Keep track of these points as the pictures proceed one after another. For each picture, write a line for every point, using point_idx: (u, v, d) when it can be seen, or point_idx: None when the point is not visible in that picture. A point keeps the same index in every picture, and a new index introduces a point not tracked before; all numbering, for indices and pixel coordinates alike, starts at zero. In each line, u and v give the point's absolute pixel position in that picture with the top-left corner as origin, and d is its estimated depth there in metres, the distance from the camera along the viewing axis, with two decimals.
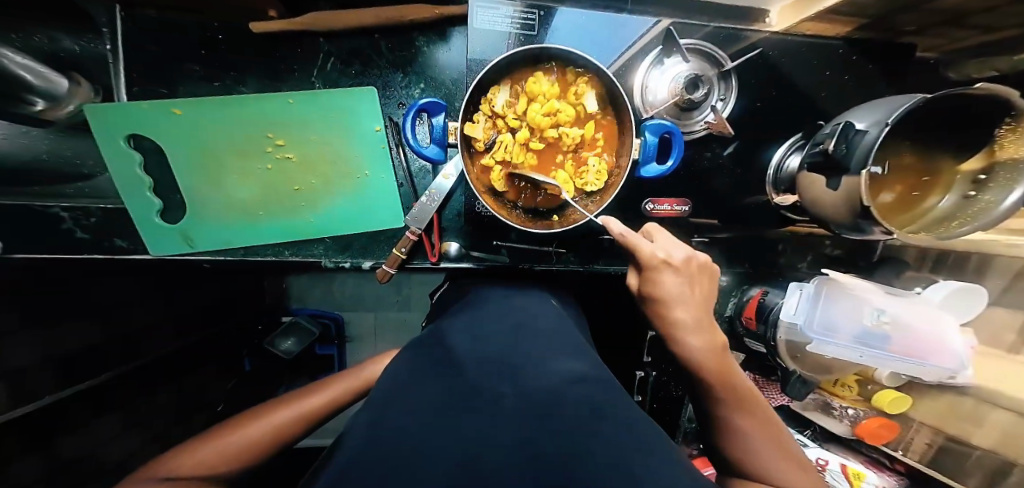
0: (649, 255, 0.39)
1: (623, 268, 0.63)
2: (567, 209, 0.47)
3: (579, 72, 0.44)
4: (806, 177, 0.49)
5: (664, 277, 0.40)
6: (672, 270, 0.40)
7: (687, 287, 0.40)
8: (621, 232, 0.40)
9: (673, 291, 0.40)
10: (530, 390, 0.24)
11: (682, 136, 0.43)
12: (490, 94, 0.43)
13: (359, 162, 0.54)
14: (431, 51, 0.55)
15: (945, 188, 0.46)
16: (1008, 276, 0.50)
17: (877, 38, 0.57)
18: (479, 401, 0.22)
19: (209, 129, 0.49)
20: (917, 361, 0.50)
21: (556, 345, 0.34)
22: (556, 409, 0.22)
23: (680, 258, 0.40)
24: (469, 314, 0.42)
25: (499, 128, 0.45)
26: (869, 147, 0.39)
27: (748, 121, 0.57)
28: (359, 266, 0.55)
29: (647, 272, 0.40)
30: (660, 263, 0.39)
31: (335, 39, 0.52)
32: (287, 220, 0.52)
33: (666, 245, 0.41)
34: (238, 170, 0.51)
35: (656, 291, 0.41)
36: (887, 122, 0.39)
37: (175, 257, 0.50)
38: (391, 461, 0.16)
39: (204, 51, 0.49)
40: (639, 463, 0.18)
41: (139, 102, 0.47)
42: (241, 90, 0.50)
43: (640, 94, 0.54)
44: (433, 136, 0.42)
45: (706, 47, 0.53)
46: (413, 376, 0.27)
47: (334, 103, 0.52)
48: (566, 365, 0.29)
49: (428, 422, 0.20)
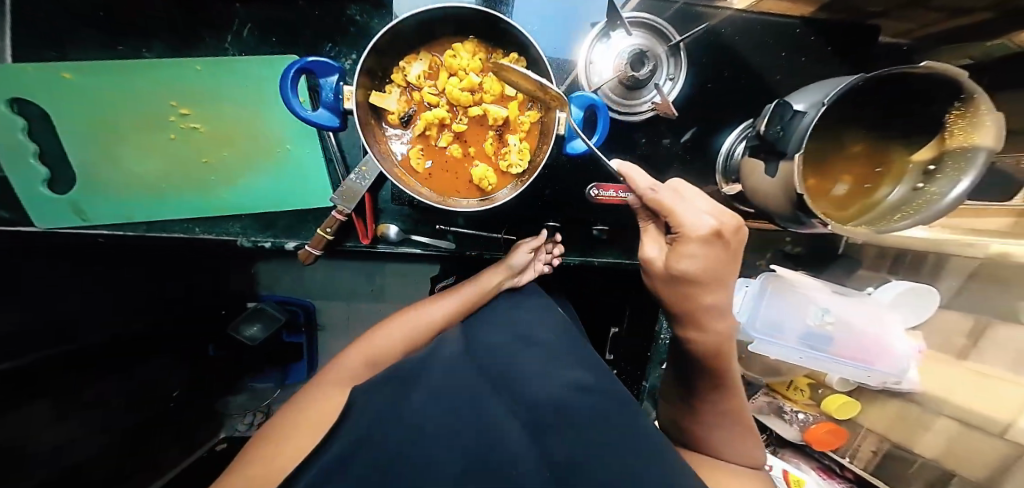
0: (696, 224, 0.29)
1: (573, 259, 0.60)
2: (492, 192, 0.44)
3: (500, 46, 0.41)
4: (749, 163, 0.48)
5: (700, 250, 0.29)
6: (717, 242, 0.29)
7: (727, 264, 0.31)
8: (647, 188, 0.31)
9: (700, 269, 0.30)
10: (538, 406, 0.29)
11: (608, 111, 0.39)
12: (404, 63, 0.40)
13: (277, 135, 0.51)
14: (365, 19, 0.51)
15: (895, 178, 0.45)
16: (961, 277, 0.51)
17: (841, 19, 0.54)
18: (492, 414, 0.28)
19: (105, 95, 0.46)
20: (860, 362, 0.56)
21: (558, 355, 0.39)
22: (561, 422, 0.28)
23: (728, 225, 0.30)
24: (483, 323, 0.48)
25: (416, 102, 0.42)
26: (804, 131, 0.37)
27: (699, 106, 0.55)
28: (280, 246, 0.52)
29: (682, 243, 0.30)
30: (713, 232, 0.29)
31: (249, 4, 0.48)
32: (196, 195, 0.49)
33: (713, 208, 0.31)
34: (140, 140, 0.48)
35: (681, 265, 0.30)
36: (824, 103, 0.36)
37: (70, 232, 0.47)
38: (425, 461, 0.22)
39: (102, 12, 0.45)
40: (640, 467, 0.24)
41: (23, 64, 0.43)
42: (144, 56, 0.47)
43: (585, 73, 0.50)
44: (323, 99, 0.36)
45: (656, 21, 0.49)
46: (438, 377, 0.33)
47: (246, 71, 0.48)
48: (569, 376, 0.35)
49: (453, 424, 0.26)
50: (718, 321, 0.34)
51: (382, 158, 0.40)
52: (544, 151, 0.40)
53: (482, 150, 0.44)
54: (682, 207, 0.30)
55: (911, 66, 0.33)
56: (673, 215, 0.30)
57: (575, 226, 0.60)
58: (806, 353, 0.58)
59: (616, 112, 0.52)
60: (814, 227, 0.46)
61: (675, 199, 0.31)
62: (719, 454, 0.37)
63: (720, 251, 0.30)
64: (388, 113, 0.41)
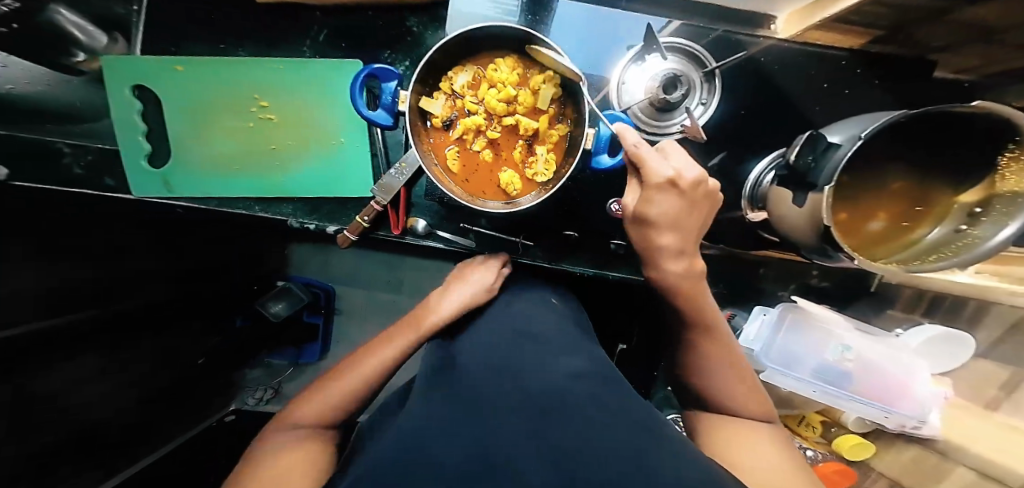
0: (659, 175, 0.34)
1: (589, 269, 0.62)
2: (516, 196, 0.47)
3: (541, 63, 0.44)
4: (776, 193, 0.48)
5: (664, 201, 0.35)
6: (676, 193, 0.35)
7: (691, 211, 0.37)
8: (634, 144, 0.34)
9: (665, 214, 0.36)
10: (535, 388, 0.30)
11: None
12: (450, 73, 0.45)
13: (335, 129, 0.56)
14: (421, 31, 0.56)
15: (938, 219, 0.45)
16: (1004, 326, 0.52)
17: (889, 54, 0.53)
18: (491, 402, 0.29)
19: (201, 84, 0.53)
20: (876, 402, 0.60)
21: (560, 347, 0.41)
22: (561, 401, 0.28)
23: (689, 177, 0.34)
24: (483, 326, 0.49)
25: (459, 108, 0.46)
26: (839, 162, 0.37)
27: (730, 132, 0.55)
28: (323, 229, 0.58)
29: (649, 196, 0.35)
30: (669, 182, 0.34)
31: (329, 14, 0.55)
32: (261, 177, 0.55)
33: (679, 162, 0.35)
34: (223, 125, 0.55)
35: (648, 214, 0.36)
36: (860, 137, 0.35)
37: (156, 199, 0.54)
38: (423, 441, 0.23)
39: (210, 15, 0.53)
40: (646, 437, 0.24)
41: (147, 57, 0.52)
42: (238, 53, 0.54)
43: (617, 92, 0.52)
44: (381, 102, 0.40)
45: (692, 48, 0.51)
46: (438, 389, 0.34)
47: (317, 71, 0.54)
48: (567, 365, 0.36)
49: (455, 414, 0.27)
50: (675, 263, 0.39)
51: (424, 156, 0.43)
52: (570, 164, 0.43)
53: (512, 159, 0.48)
54: (652, 158, 0.34)
55: (961, 105, 0.31)
56: (643, 163, 0.34)
57: (592, 238, 0.61)
58: (820, 386, 0.62)
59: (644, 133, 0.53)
60: (841, 260, 0.45)
61: (653, 155, 0.35)
62: (724, 407, 0.43)
63: (681, 199, 0.35)
64: (431, 115, 0.45)
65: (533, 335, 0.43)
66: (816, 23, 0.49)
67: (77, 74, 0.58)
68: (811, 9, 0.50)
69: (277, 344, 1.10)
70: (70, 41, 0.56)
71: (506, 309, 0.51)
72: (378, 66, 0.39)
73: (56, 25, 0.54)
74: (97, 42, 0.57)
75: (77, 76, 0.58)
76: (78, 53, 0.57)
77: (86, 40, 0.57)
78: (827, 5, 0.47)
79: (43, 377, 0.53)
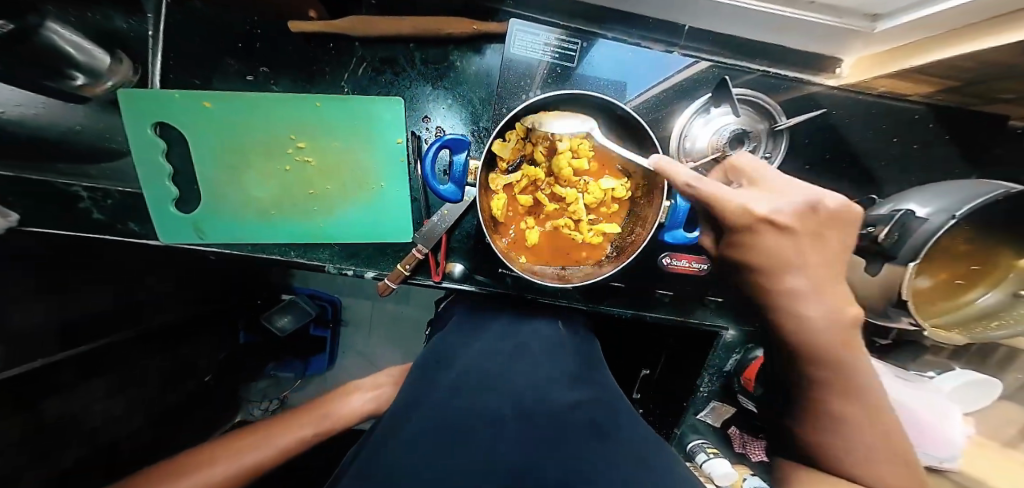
0: (737, 214, 0.33)
1: (629, 313, 0.60)
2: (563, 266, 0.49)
3: (615, 125, 0.46)
4: (843, 256, 0.48)
5: (768, 237, 0.34)
6: (783, 230, 0.33)
7: (806, 241, 0.34)
8: (688, 180, 0.33)
9: (773, 247, 0.34)
10: (531, 429, 0.32)
11: None
12: (535, 116, 0.43)
13: (376, 173, 0.54)
14: (463, 66, 0.53)
15: (991, 284, 0.46)
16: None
17: (957, 107, 0.52)
18: (483, 433, 0.32)
19: (234, 125, 0.51)
20: None
21: (566, 379, 0.43)
22: (554, 442, 0.31)
23: (789, 214, 0.32)
24: (486, 341, 0.51)
25: (526, 154, 0.46)
26: (928, 237, 0.37)
27: (793, 184, 0.55)
28: (361, 275, 0.55)
29: (742, 236, 0.35)
30: (758, 220, 0.33)
31: (370, 45, 0.52)
32: (297, 222, 0.54)
33: (783, 192, 0.34)
34: (258, 168, 0.53)
35: (750, 253, 0.36)
36: (954, 214, 0.35)
37: (187, 245, 0.53)
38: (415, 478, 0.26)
39: (242, 45, 0.51)
40: (634, 477, 0.26)
41: (171, 92, 0.49)
42: (271, 87, 0.52)
43: (678, 141, 0.52)
44: (453, 176, 0.48)
45: (758, 98, 0.52)
46: (446, 398, 0.38)
47: (359, 110, 0.52)
48: (568, 398, 0.38)
49: (440, 445, 0.30)
50: (801, 279, 0.36)
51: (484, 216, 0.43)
52: (650, 228, 0.44)
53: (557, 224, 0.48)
54: (727, 193, 0.32)
55: None
56: (716, 202, 0.33)
57: (639, 283, 0.59)
58: None
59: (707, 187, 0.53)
60: (899, 321, 0.45)
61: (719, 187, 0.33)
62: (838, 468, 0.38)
63: (791, 237, 0.33)
64: (496, 160, 0.44)
65: (531, 352, 0.48)
66: (890, 72, 0.46)
67: (78, 100, 0.50)
68: (886, 57, 0.47)
69: (280, 356, 1.03)
70: (67, 65, 0.43)
71: (510, 326, 0.55)
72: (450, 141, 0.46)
73: (54, 50, 0.41)
74: (99, 63, 0.46)
75: (82, 102, 0.50)
76: (77, 76, 0.46)
77: (84, 60, 0.44)
78: (902, 57, 0.44)
79: (65, 396, 0.55)
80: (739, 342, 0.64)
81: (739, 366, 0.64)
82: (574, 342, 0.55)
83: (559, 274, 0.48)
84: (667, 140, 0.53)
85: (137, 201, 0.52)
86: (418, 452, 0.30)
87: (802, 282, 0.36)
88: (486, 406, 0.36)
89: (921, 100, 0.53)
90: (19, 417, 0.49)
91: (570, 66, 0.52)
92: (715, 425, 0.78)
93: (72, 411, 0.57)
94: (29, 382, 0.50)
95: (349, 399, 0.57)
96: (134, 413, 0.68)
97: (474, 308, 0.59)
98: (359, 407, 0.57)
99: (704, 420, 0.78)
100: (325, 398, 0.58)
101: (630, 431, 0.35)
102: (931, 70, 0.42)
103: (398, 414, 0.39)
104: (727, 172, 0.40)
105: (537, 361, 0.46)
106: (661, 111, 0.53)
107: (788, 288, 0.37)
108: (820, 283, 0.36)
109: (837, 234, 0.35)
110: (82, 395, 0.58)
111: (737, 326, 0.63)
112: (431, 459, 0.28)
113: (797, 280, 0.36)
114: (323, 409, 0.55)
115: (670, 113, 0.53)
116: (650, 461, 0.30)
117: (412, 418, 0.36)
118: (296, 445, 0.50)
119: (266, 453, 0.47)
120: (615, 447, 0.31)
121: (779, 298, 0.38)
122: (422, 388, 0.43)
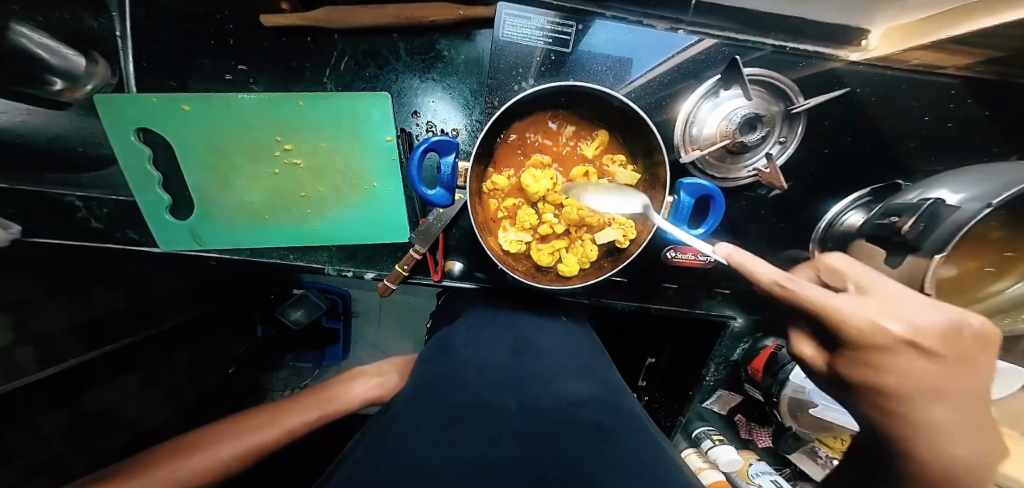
0: (873, 334, 0.24)
1: (634, 306, 0.58)
2: (504, 233, 0.46)
3: (614, 117, 0.44)
4: (863, 247, 0.45)
5: (901, 363, 0.24)
6: (926, 356, 0.24)
7: (960, 371, 0.24)
8: (776, 281, 0.28)
9: (906, 380, 0.24)
10: (532, 427, 0.30)
11: (720, 200, 0.45)
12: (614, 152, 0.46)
13: (368, 173, 0.53)
14: (452, 55, 0.51)
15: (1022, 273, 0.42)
16: None
17: (999, 81, 0.48)
18: (480, 425, 0.30)
19: (218, 129, 0.51)
20: None
21: (570, 373, 0.41)
22: (557, 443, 0.28)
23: (933, 334, 0.23)
24: (484, 337, 0.48)
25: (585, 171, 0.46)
26: (955, 229, 0.33)
27: (808, 169, 0.52)
28: (360, 276, 0.55)
29: (869, 357, 0.25)
30: (898, 341, 0.24)
31: (348, 38, 0.50)
32: (290, 225, 0.54)
33: (903, 304, 0.25)
34: (246, 170, 0.53)
35: (878, 379, 0.25)
36: (989, 203, 0.32)
37: (186, 251, 0.54)
38: (404, 465, 0.25)
39: (214, 43, 0.50)
40: (644, 477, 0.24)
41: (149, 96, 0.49)
42: (250, 87, 0.51)
43: (683, 126, 0.49)
44: (440, 179, 0.44)
45: (773, 79, 0.48)
46: (440, 391, 0.36)
47: (345, 108, 0.50)
48: (575, 392, 0.37)
49: (435, 437, 0.28)
50: (942, 407, 0.25)
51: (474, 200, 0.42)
52: (650, 228, 0.44)
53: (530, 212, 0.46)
54: (841, 302, 0.25)
55: None
56: (837, 320, 0.25)
57: (641, 276, 0.58)
58: None
59: (715, 177, 0.50)
60: None
61: (818, 289, 0.27)
62: None
63: (942, 366, 0.24)
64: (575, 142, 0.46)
65: (533, 345, 0.47)
66: (920, 46, 0.41)
67: (57, 106, 0.48)
68: (922, 27, 0.41)
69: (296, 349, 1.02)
70: (41, 68, 0.43)
71: (515, 321, 0.53)
72: (437, 143, 0.42)
73: (16, 50, 0.41)
74: (75, 66, 0.46)
75: (64, 108, 0.49)
76: (54, 81, 0.45)
77: (59, 64, 0.44)
78: (936, 28, 0.39)
79: (100, 390, 0.59)
80: (747, 332, 0.64)
81: (747, 355, 0.64)
82: (580, 337, 0.53)
83: (526, 266, 0.48)
84: (672, 126, 0.50)
85: (131, 209, 0.53)
86: (422, 438, 0.28)
87: (948, 414, 0.25)
88: (487, 401, 0.34)
89: (960, 74, 0.48)
90: (57, 409, 0.53)
91: (566, 53, 0.49)
92: (722, 413, 0.76)
93: (109, 403, 0.61)
94: (63, 383, 0.54)
95: (353, 387, 0.58)
96: (164, 404, 0.71)
97: (471, 305, 0.56)
98: (365, 395, 0.57)
99: (710, 408, 0.76)
100: (326, 384, 0.59)
101: (636, 428, 0.33)
102: (966, 41, 0.37)
103: (396, 406, 0.37)
104: (822, 271, 0.32)
105: (542, 355, 0.45)
106: (666, 96, 0.49)
107: (930, 420, 0.25)
108: (968, 420, 0.25)
109: (986, 360, 0.25)
110: (119, 389, 0.62)
111: (746, 316, 0.62)
112: (434, 447, 0.27)
113: (942, 410, 0.25)
114: (329, 396, 0.56)
115: (676, 97, 0.49)
116: (655, 456, 0.29)
117: (415, 402, 0.35)
118: (296, 428, 0.50)
119: (271, 437, 0.48)
120: (615, 438, 0.30)
121: (879, 403, 0.26)
122: (418, 377, 0.42)
